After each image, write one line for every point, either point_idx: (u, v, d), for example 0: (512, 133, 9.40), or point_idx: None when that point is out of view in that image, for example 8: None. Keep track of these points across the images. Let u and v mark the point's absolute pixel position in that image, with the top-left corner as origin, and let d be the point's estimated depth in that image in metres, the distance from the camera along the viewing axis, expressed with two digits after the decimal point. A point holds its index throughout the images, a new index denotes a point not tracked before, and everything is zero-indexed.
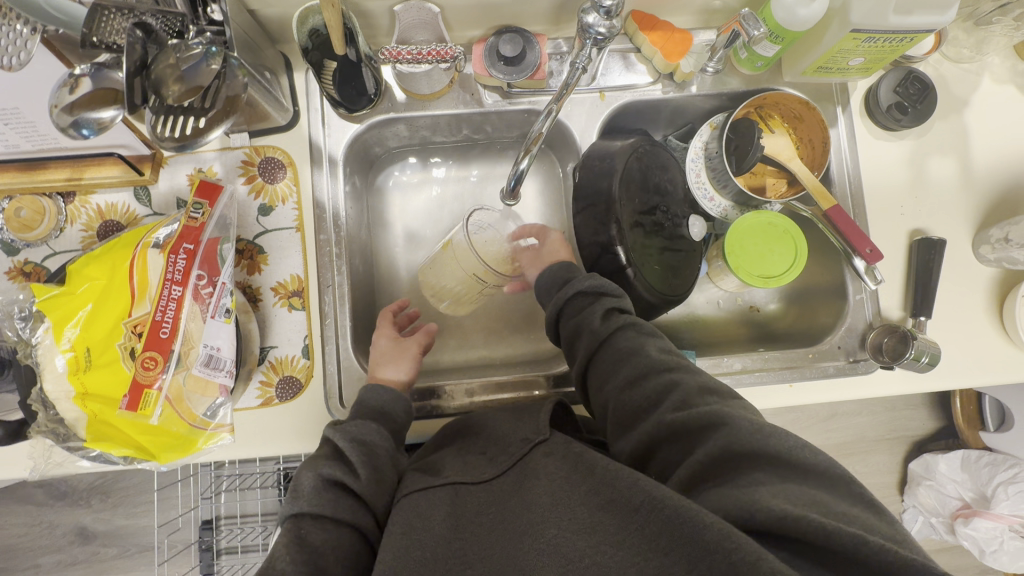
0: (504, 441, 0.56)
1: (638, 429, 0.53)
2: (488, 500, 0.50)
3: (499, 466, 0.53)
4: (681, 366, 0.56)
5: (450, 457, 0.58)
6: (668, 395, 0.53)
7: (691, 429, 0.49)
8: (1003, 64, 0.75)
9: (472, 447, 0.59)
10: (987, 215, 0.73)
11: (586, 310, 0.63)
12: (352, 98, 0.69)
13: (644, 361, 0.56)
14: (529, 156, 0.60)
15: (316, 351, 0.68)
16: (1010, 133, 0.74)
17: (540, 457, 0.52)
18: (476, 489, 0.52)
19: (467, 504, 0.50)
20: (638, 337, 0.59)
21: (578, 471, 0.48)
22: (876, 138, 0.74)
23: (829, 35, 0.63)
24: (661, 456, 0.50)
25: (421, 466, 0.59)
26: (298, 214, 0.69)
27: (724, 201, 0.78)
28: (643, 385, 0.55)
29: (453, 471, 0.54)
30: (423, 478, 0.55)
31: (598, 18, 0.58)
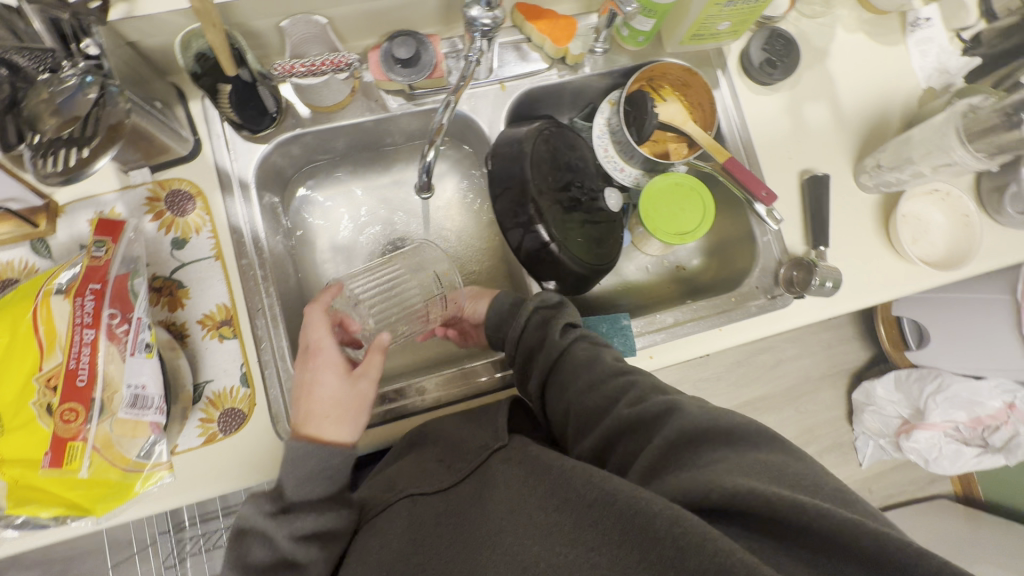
0: (462, 447, 0.56)
1: (599, 427, 0.54)
2: (446, 509, 0.51)
3: (458, 475, 0.54)
4: (633, 369, 0.58)
5: (406, 468, 0.58)
6: (625, 394, 0.54)
7: (644, 420, 0.51)
8: (850, 15, 0.84)
9: (428, 454, 0.59)
10: (861, 149, 0.81)
11: (546, 321, 0.64)
12: (253, 119, 0.68)
13: (602, 367, 0.58)
14: (435, 148, 0.62)
15: (255, 379, 0.66)
16: (866, 74, 0.83)
17: (500, 464, 0.52)
18: (433, 499, 0.52)
19: (426, 513, 0.51)
20: (593, 349, 0.61)
21: (534, 474, 0.49)
22: (756, 94, 0.81)
23: (694, 3, 0.69)
24: (620, 450, 0.52)
25: (381, 486, 0.59)
26: (214, 242, 0.68)
27: (633, 169, 0.82)
28: (602, 387, 0.56)
29: (409, 482, 0.55)
30: (384, 495, 0.56)
31: (481, 11, 0.61)
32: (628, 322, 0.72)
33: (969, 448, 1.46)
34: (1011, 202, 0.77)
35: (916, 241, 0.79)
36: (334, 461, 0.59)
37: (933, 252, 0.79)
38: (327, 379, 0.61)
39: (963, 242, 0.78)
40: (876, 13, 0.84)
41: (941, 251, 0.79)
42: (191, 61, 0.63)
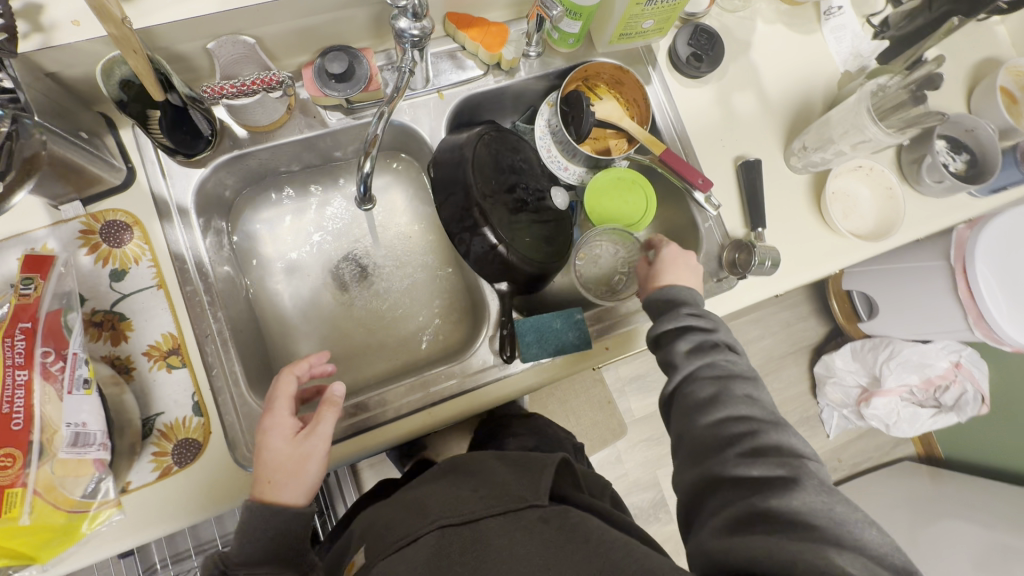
0: (500, 488, 0.59)
1: (705, 463, 0.59)
2: (472, 539, 0.53)
3: (495, 510, 0.56)
4: (767, 422, 0.60)
5: (438, 496, 0.60)
6: (746, 441, 0.58)
7: (763, 481, 0.55)
8: (768, 7, 0.89)
9: (464, 485, 0.62)
10: (790, 133, 0.85)
11: (669, 339, 0.67)
12: (188, 142, 0.67)
13: (716, 409, 0.61)
14: (371, 158, 0.62)
15: (209, 407, 0.65)
16: (788, 62, 0.88)
17: (538, 523, 0.55)
18: (460, 528, 0.54)
19: (453, 543, 0.53)
20: (718, 381, 0.63)
21: (569, 539, 0.52)
22: (687, 88, 0.84)
23: (617, 3, 0.71)
24: (720, 496, 0.56)
25: (401, 512, 0.59)
26: (156, 270, 0.66)
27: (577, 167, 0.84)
28: (724, 428, 0.60)
29: (440, 512, 0.56)
30: (409, 522, 0.56)
31: (409, 22, 0.62)
32: (583, 317, 0.73)
33: (924, 409, 1.53)
34: (928, 172, 0.83)
35: (847, 216, 0.83)
36: (278, 521, 0.58)
37: (863, 225, 0.84)
38: (274, 441, 0.61)
39: (889, 213, 0.83)
40: (791, 5, 0.89)
41: (871, 223, 0.84)
42: (115, 89, 0.62)
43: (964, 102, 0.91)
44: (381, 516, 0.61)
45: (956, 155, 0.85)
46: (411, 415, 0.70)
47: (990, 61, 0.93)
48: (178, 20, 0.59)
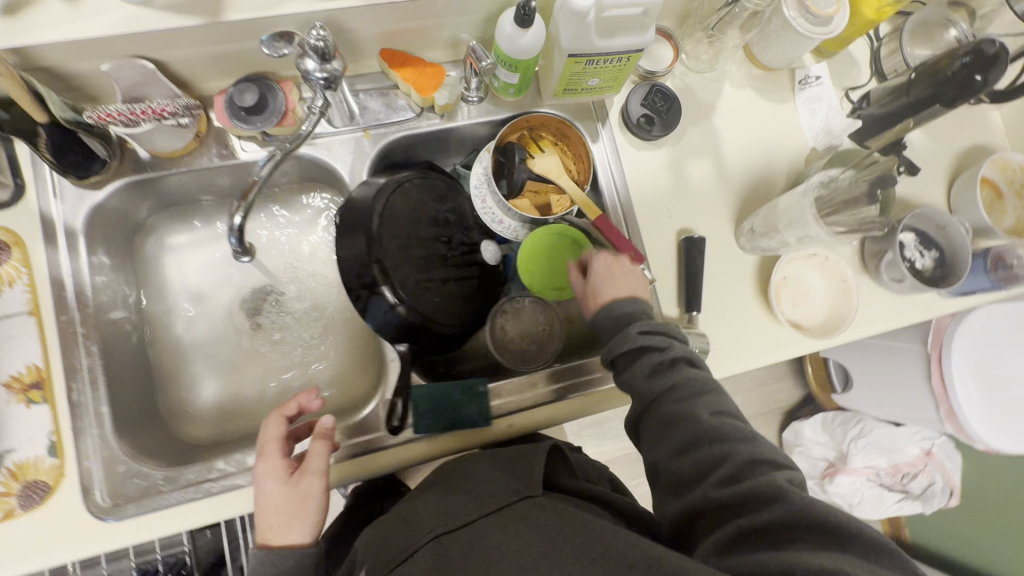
0: (492, 487, 0.56)
1: (684, 496, 0.54)
2: (470, 544, 0.50)
3: (479, 511, 0.52)
4: (734, 433, 0.55)
5: (433, 504, 0.56)
6: (718, 467, 0.53)
7: (742, 499, 0.49)
8: (739, 70, 0.83)
9: (457, 489, 0.58)
10: (744, 209, 0.79)
11: (631, 365, 0.61)
12: (80, 164, 0.63)
13: (686, 427, 0.55)
14: (248, 203, 0.58)
15: (66, 448, 0.61)
16: (753, 131, 0.82)
17: (529, 508, 0.52)
18: (458, 535, 0.51)
19: (456, 548, 0.49)
20: (684, 400, 0.57)
21: (569, 524, 0.50)
22: (638, 150, 0.78)
23: (557, 59, 0.66)
24: (705, 517, 0.51)
25: (395, 524, 0.55)
26: (30, 295, 0.62)
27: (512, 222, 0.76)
28: (694, 453, 0.54)
29: (436, 521, 0.53)
30: (405, 535, 0.53)
31: (315, 64, 0.57)
32: (485, 390, 0.68)
33: (891, 494, 1.43)
34: (887, 269, 0.77)
35: (796, 305, 0.77)
36: (289, 564, 0.55)
37: (812, 316, 0.77)
38: (268, 485, 0.58)
39: (842, 306, 0.77)
40: (765, 69, 0.83)
41: (821, 315, 0.78)
42: None
43: (943, 191, 0.84)
44: (371, 531, 0.56)
45: (924, 252, 0.78)
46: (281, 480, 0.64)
47: (978, 149, 0.86)
48: (63, 41, 0.55)
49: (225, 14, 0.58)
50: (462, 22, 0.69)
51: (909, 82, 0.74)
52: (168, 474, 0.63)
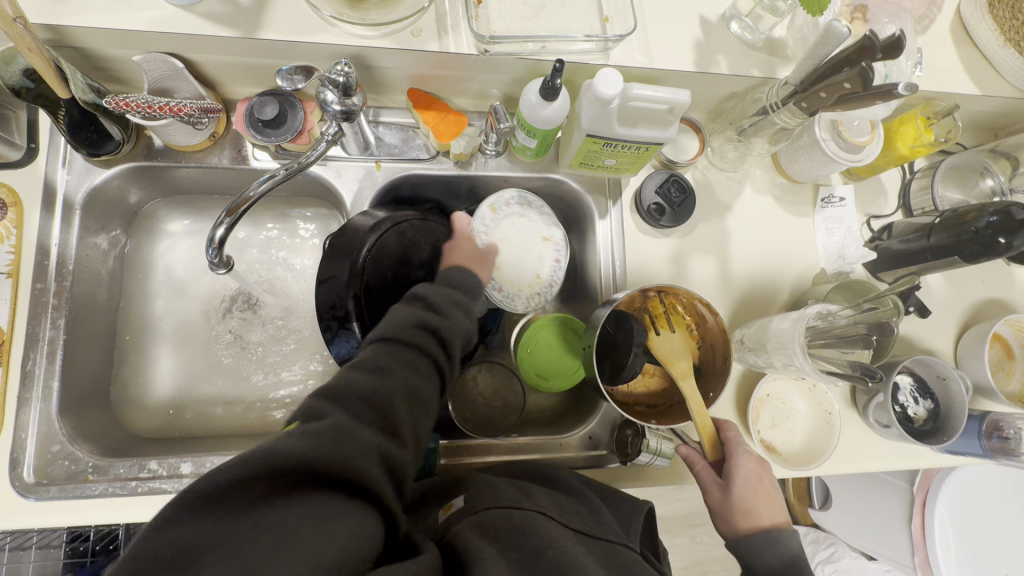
0: (600, 516, 0.54)
1: None
2: (562, 543, 0.47)
3: (583, 530, 0.51)
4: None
5: (539, 493, 0.56)
6: None
7: None
8: (764, 176, 0.82)
9: (566, 498, 0.57)
10: (739, 315, 0.77)
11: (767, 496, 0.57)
12: (93, 142, 0.64)
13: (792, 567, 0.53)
14: (234, 216, 0.58)
15: (7, 415, 0.60)
16: (765, 239, 0.80)
17: (634, 561, 0.50)
18: (562, 528, 0.50)
19: (549, 535, 0.48)
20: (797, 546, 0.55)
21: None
22: (644, 236, 0.77)
23: (576, 135, 0.66)
24: None
25: (506, 485, 0.56)
26: (13, 258, 0.63)
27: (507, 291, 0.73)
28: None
29: (546, 503, 0.53)
30: (514, 493, 0.53)
31: (335, 96, 0.58)
32: (433, 448, 0.66)
33: None
34: (875, 411, 0.74)
35: (774, 425, 0.74)
36: (456, 275, 0.62)
37: (789, 441, 0.73)
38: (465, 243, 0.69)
39: (821, 439, 0.73)
40: (789, 180, 0.82)
41: (799, 442, 0.74)
42: (17, 77, 0.58)
43: (950, 341, 0.81)
44: (486, 477, 0.58)
45: (919, 400, 0.75)
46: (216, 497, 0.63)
47: (994, 305, 0.83)
48: (100, 28, 0.57)
49: (260, 31, 0.59)
50: (492, 78, 0.70)
51: (931, 225, 0.72)
52: (99, 463, 0.62)
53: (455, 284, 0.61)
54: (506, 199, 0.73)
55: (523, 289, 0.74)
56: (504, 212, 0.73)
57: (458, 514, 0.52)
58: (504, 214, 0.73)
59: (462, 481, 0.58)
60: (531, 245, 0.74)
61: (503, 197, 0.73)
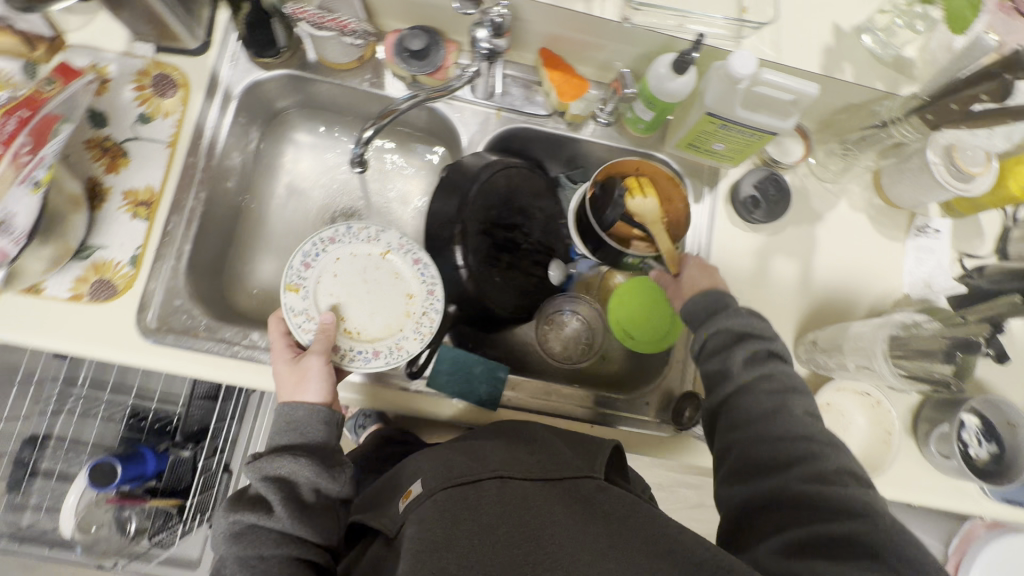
0: (557, 457, 0.58)
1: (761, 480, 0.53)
2: (524, 502, 0.51)
3: (540, 476, 0.54)
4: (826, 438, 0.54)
5: (496, 450, 0.59)
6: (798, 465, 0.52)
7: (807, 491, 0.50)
8: (862, 194, 0.83)
9: (523, 447, 0.60)
10: (812, 322, 0.78)
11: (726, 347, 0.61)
12: (260, 44, 0.71)
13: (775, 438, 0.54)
14: (378, 125, 0.66)
15: (144, 264, 0.68)
16: (853, 254, 0.81)
17: (595, 489, 0.53)
18: (520, 484, 0.53)
19: (512, 494, 0.52)
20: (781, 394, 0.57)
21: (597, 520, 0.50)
22: (733, 227, 0.79)
23: (693, 113, 0.69)
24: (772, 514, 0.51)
25: (461, 454, 0.59)
26: (174, 131, 0.71)
27: (386, 347, 0.67)
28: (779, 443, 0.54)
29: (501, 464, 0.55)
30: (468, 463, 0.56)
31: (486, 35, 0.64)
32: (503, 377, 0.70)
33: None
34: (937, 441, 0.74)
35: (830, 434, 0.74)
36: (304, 415, 0.63)
37: None
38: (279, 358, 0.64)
39: (875, 456, 0.73)
40: (887, 203, 0.83)
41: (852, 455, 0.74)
42: None
43: None
44: (443, 452, 0.61)
45: (982, 441, 0.72)
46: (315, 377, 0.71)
47: None
48: None
49: None
50: (622, 50, 0.74)
51: None
52: (210, 324, 0.70)
53: (306, 420, 0.63)
54: (303, 260, 0.67)
55: (406, 321, 0.69)
56: (307, 275, 0.67)
57: (415, 499, 0.54)
58: (312, 276, 0.67)
59: (417, 467, 0.62)
60: (376, 269, 0.70)
61: (295, 265, 0.67)
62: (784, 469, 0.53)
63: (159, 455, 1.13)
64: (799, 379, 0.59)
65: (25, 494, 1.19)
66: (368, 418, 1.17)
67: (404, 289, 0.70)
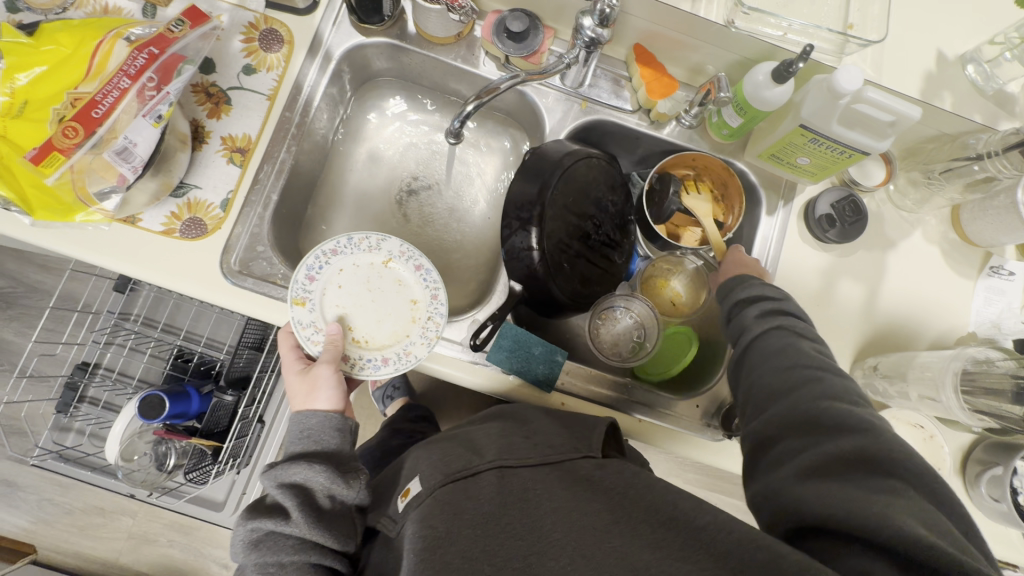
0: (554, 438, 0.58)
1: (774, 406, 0.50)
2: (524, 487, 0.51)
3: (539, 459, 0.55)
4: (834, 370, 0.51)
5: (493, 440, 0.60)
6: (810, 386, 0.50)
7: (831, 423, 0.46)
8: (937, 227, 0.82)
9: (517, 432, 0.62)
10: (873, 347, 0.78)
11: (739, 312, 0.62)
12: (367, 11, 0.74)
13: (785, 377, 0.52)
14: (478, 104, 0.67)
15: (233, 208, 0.71)
16: (921, 287, 0.80)
17: (593, 467, 0.52)
18: (520, 471, 0.53)
19: (512, 485, 0.51)
20: (790, 338, 0.56)
21: (595, 493, 0.48)
22: (803, 243, 0.79)
23: (784, 124, 0.69)
24: (782, 447, 0.47)
25: (462, 447, 0.61)
26: (275, 85, 0.74)
27: (395, 354, 0.67)
28: (788, 376, 0.51)
29: (498, 454, 0.56)
30: (466, 457, 0.57)
31: (591, 24, 0.65)
32: (561, 361, 0.72)
33: None
34: (987, 484, 0.72)
35: None
36: (317, 423, 0.65)
37: None
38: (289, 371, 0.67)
39: None
40: (963, 239, 0.81)
41: None
42: None
43: None
44: (446, 448, 0.62)
45: None
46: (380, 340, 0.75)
47: None
48: None
49: None
50: (718, 55, 0.74)
51: None
52: (287, 274, 0.72)
53: (318, 427, 0.65)
54: (306, 274, 0.66)
55: (412, 327, 0.69)
56: (315, 287, 0.67)
57: (419, 498, 0.55)
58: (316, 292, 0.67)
59: (417, 462, 0.64)
60: (380, 278, 0.70)
61: (300, 279, 0.66)
62: (792, 396, 0.50)
63: (202, 397, 1.17)
64: (811, 331, 0.57)
65: (70, 416, 1.26)
66: (397, 390, 1.15)
67: (408, 295, 0.70)
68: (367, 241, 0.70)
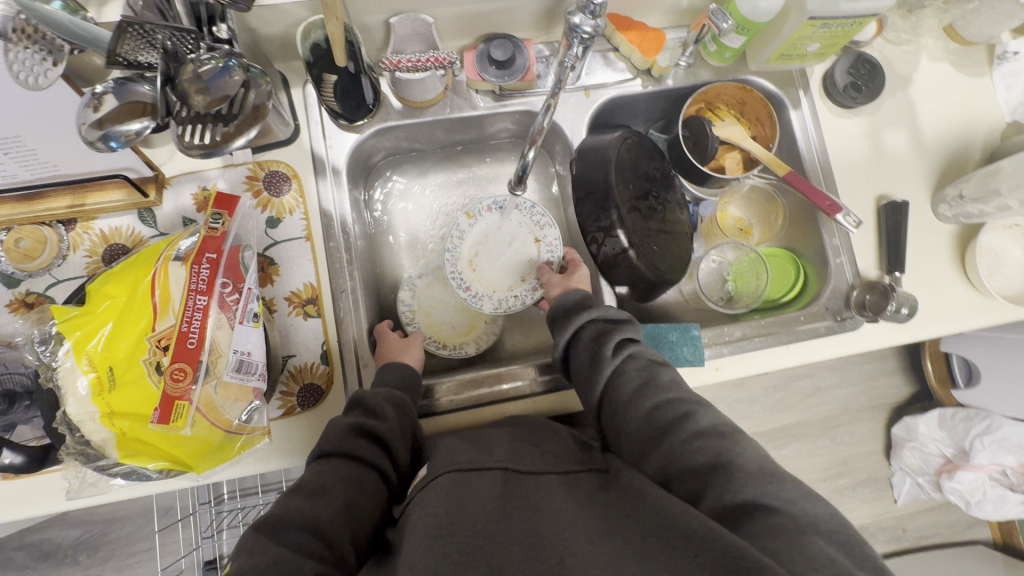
0: (563, 450, 0.57)
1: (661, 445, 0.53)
2: (533, 492, 0.50)
3: (556, 469, 0.53)
4: (695, 398, 0.56)
5: (502, 441, 0.58)
6: (680, 424, 0.53)
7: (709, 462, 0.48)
8: (937, 44, 0.84)
9: (527, 438, 0.60)
10: (940, 176, 0.81)
11: (596, 339, 0.63)
12: (352, 109, 0.72)
13: (657, 414, 0.55)
14: (535, 148, 0.67)
15: (335, 358, 0.68)
16: (950, 104, 0.83)
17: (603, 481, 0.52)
18: (525, 478, 0.51)
19: (518, 491, 0.50)
20: (646, 367, 0.60)
21: (590, 505, 0.47)
22: (836, 117, 0.81)
23: (789, 24, 0.70)
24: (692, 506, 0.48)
25: (467, 446, 0.58)
26: (306, 223, 0.70)
27: (477, 292, 0.78)
28: (658, 415, 0.55)
29: (505, 455, 0.54)
30: (473, 454, 0.55)
31: (583, 18, 0.57)
32: (700, 333, 0.73)
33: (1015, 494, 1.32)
34: None
35: (992, 274, 0.77)
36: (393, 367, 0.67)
37: (1007, 287, 0.78)
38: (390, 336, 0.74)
39: None
40: (962, 43, 0.84)
41: (1016, 287, 0.78)
42: (307, 50, 0.68)
43: None
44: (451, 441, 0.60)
45: None
46: (448, 383, 0.72)
47: None
48: None
49: None
50: None
51: None
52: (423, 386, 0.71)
53: (410, 373, 0.67)
54: (490, 202, 0.80)
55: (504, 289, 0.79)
56: (486, 215, 0.80)
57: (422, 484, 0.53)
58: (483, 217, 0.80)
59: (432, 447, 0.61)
60: (524, 243, 0.81)
61: (484, 203, 0.80)
62: (667, 437, 0.53)
63: None
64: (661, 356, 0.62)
65: None
66: None
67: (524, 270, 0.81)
68: (542, 215, 0.80)
